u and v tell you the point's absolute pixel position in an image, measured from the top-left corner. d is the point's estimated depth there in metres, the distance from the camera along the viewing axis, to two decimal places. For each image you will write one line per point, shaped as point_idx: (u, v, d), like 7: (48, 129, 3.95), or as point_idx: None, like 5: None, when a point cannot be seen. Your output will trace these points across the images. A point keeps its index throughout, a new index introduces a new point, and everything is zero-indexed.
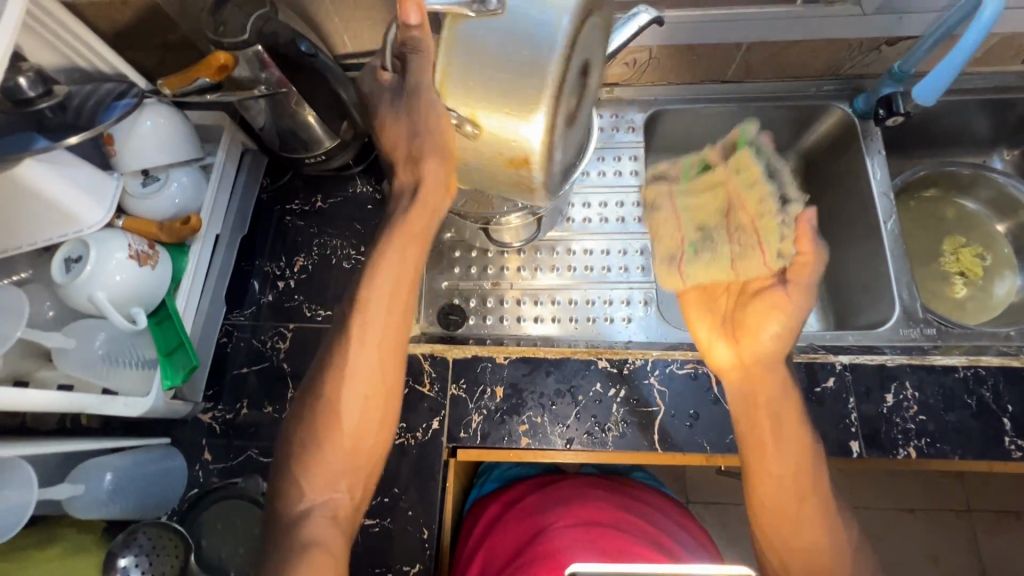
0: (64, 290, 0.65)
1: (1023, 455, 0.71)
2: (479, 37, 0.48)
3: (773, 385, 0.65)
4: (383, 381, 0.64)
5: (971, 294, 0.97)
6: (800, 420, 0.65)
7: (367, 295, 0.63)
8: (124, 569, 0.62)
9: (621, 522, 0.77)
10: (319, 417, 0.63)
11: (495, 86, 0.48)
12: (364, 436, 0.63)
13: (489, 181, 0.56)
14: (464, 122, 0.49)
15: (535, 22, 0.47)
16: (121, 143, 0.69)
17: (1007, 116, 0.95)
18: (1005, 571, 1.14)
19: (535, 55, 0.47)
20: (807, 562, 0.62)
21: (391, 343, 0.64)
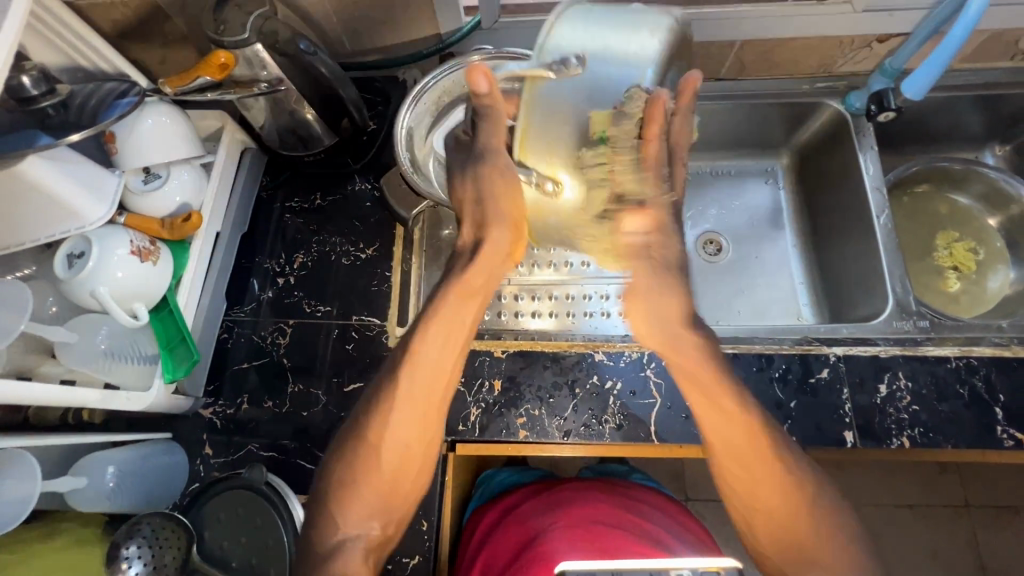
0: (66, 285, 0.65)
1: (1015, 444, 0.73)
2: (559, 101, 0.53)
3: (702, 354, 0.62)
4: (427, 427, 0.65)
5: (964, 288, 0.98)
6: (735, 388, 0.62)
7: (418, 346, 0.63)
8: (127, 560, 0.63)
9: (617, 519, 0.74)
10: (359, 457, 0.63)
11: (577, 147, 0.54)
12: (404, 475, 0.64)
13: (566, 230, 0.62)
14: (545, 179, 0.57)
15: (615, 77, 0.52)
16: (122, 141, 0.70)
17: (998, 112, 0.96)
18: (1003, 566, 1.15)
19: (608, 112, 0.52)
20: (770, 523, 0.62)
21: (438, 393, 0.65)
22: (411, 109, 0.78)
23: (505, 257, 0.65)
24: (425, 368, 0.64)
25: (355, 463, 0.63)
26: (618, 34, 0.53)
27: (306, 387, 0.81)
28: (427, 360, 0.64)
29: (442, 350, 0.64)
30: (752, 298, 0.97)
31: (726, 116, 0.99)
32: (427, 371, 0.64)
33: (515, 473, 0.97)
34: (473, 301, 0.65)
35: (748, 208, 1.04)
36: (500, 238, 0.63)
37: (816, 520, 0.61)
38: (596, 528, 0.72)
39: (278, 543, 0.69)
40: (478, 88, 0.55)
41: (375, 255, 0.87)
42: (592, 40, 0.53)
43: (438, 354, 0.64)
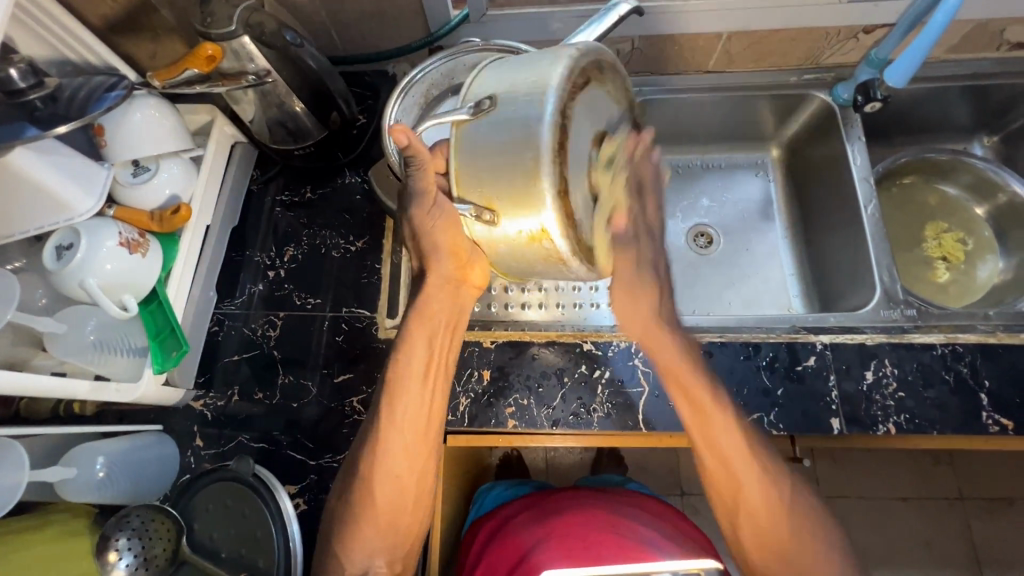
0: (55, 277, 0.66)
1: (999, 430, 0.74)
2: (479, 140, 0.50)
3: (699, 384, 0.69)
4: (415, 460, 0.69)
5: (953, 277, 0.99)
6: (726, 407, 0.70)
7: (396, 381, 0.68)
8: (117, 551, 0.65)
9: (607, 524, 0.74)
10: (356, 494, 0.68)
11: (502, 179, 0.49)
12: (401, 514, 0.69)
13: (520, 261, 0.55)
14: (481, 211, 0.51)
15: (523, 107, 0.48)
16: (111, 134, 0.71)
17: (986, 102, 0.97)
18: (997, 557, 1.15)
19: (528, 137, 0.47)
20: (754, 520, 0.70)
21: (422, 428, 0.68)
22: (400, 101, 0.77)
23: (459, 284, 0.70)
24: (407, 403, 0.68)
25: (353, 506, 0.68)
26: (525, 74, 0.49)
27: (297, 378, 0.81)
28: (409, 398, 0.67)
29: (419, 386, 0.68)
30: (743, 289, 0.98)
31: (716, 108, 0.99)
32: (410, 419, 0.67)
33: (512, 486, 0.96)
34: (437, 329, 0.69)
35: (737, 201, 1.05)
36: (441, 263, 0.66)
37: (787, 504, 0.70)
38: (585, 535, 0.72)
39: (268, 536, 0.69)
40: (399, 144, 0.54)
41: (365, 247, 0.88)
42: (504, 82, 0.50)
43: (421, 386, 0.68)
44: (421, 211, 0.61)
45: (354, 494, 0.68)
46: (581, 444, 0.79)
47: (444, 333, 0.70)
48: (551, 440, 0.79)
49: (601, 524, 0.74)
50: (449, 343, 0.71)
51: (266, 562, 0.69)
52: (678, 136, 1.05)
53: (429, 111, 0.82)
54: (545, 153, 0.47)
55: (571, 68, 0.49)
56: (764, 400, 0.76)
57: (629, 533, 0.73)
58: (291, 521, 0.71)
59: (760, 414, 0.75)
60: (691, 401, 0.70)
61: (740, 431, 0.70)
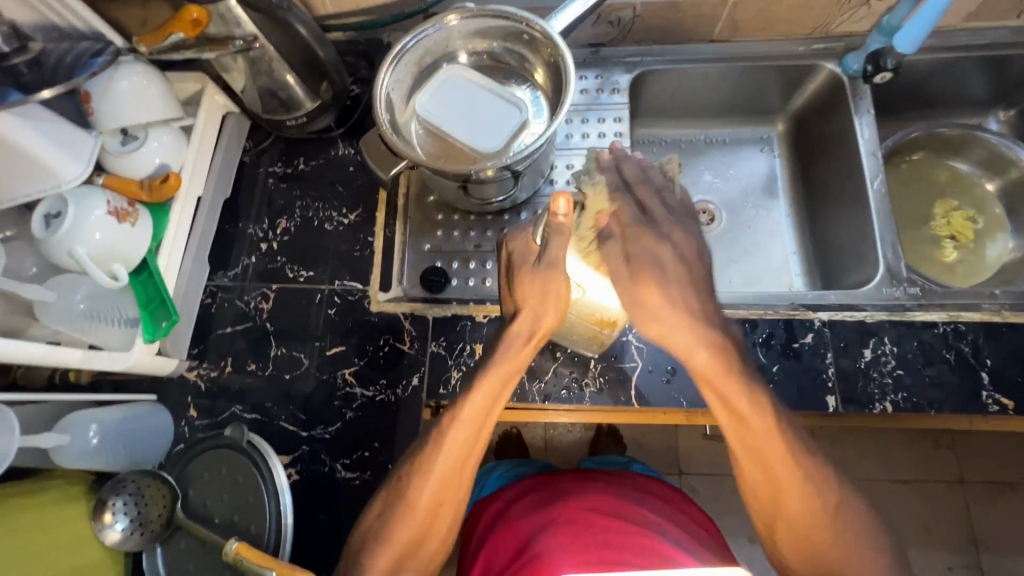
0: (44, 245, 0.65)
1: (999, 409, 0.73)
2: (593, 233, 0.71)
3: (755, 421, 0.61)
4: (457, 488, 0.64)
5: (961, 257, 0.96)
6: (785, 444, 0.62)
7: (461, 412, 0.63)
8: (113, 514, 0.68)
9: (612, 506, 0.69)
10: (396, 517, 0.63)
11: (609, 286, 0.67)
12: (433, 537, 0.64)
13: (567, 330, 0.73)
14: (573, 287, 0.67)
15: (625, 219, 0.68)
16: (98, 101, 0.70)
17: (1003, 74, 0.93)
18: (997, 541, 1.15)
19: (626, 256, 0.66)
20: (804, 544, 0.63)
21: (474, 457, 0.64)
22: (391, 70, 0.75)
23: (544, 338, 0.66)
24: (468, 426, 0.63)
25: (390, 524, 0.63)
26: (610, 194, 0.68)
27: (290, 350, 0.81)
28: (469, 418, 0.63)
29: (487, 406, 0.64)
30: (745, 266, 0.96)
31: (720, 80, 0.95)
32: (461, 442, 0.63)
33: (517, 464, 0.91)
34: (517, 374, 0.65)
35: (742, 176, 1.02)
36: (553, 321, 0.64)
37: (847, 533, 0.62)
38: (593, 522, 0.66)
39: (259, 503, 0.70)
40: (558, 208, 0.59)
41: (358, 220, 0.87)
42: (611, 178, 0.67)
43: (483, 415, 0.64)
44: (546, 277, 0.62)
45: (391, 516, 0.63)
46: (574, 416, 0.80)
47: (519, 372, 0.65)
48: (544, 413, 0.79)
49: (609, 508, 0.68)
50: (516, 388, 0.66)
51: (258, 528, 0.70)
52: (681, 108, 1.01)
53: (423, 80, 0.81)
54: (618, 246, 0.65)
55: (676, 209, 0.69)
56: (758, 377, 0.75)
57: (639, 519, 0.67)
58: (283, 490, 0.70)
59: None
60: (719, 393, 0.62)
61: (776, 432, 0.62)
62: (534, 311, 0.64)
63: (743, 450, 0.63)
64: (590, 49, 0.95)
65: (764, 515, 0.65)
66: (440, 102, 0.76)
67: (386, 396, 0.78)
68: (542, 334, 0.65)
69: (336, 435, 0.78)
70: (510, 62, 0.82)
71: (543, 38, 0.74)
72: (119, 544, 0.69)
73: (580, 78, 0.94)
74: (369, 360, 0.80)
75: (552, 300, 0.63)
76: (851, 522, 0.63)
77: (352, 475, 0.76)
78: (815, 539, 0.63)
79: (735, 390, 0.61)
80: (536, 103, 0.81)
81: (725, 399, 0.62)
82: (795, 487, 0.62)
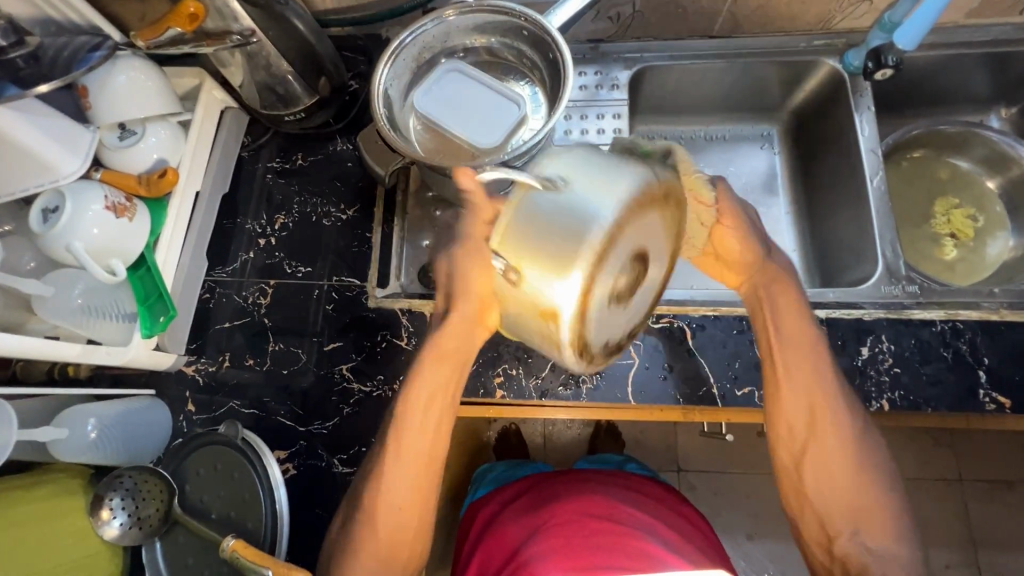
0: (41, 240, 0.65)
1: (996, 408, 0.73)
2: (529, 207, 0.47)
3: (801, 339, 0.68)
4: (418, 491, 0.66)
5: (961, 255, 0.96)
6: (820, 371, 0.68)
7: (402, 414, 0.65)
8: (111, 510, 0.68)
9: (603, 508, 0.68)
10: (362, 519, 0.65)
11: (530, 279, 0.47)
12: (401, 544, 0.66)
13: (523, 331, 0.54)
14: (509, 270, 0.48)
15: (581, 213, 0.46)
16: (95, 95, 0.70)
17: (1006, 72, 0.92)
18: (994, 539, 1.15)
19: (584, 229, 0.46)
20: (826, 479, 0.67)
21: (424, 455, 0.66)
22: (389, 66, 0.74)
23: (474, 324, 0.61)
24: (411, 430, 0.65)
25: (359, 530, 0.65)
26: (608, 174, 0.48)
27: (288, 346, 0.81)
28: (414, 419, 0.65)
29: (427, 402, 0.65)
30: None
31: (720, 76, 0.95)
32: (411, 446, 0.65)
33: (513, 465, 0.91)
34: (451, 363, 0.64)
35: (742, 174, 1.01)
36: (464, 305, 0.59)
37: (863, 476, 0.67)
38: (583, 525, 0.66)
39: (255, 498, 0.70)
40: (465, 184, 0.54)
41: (356, 216, 0.87)
42: (583, 165, 0.48)
43: (423, 413, 0.65)
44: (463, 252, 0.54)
45: (358, 523, 0.65)
46: (572, 413, 0.80)
47: (453, 359, 0.64)
48: (541, 408, 0.79)
49: (600, 509, 0.68)
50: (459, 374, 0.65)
51: (254, 523, 0.70)
52: (681, 104, 1.01)
53: (421, 75, 0.80)
54: (605, 231, 0.46)
55: (638, 191, 0.47)
56: (756, 374, 0.75)
57: (632, 521, 0.67)
58: (278, 487, 0.71)
59: (751, 388, 0.75)
60: (776, 318, 0.69)
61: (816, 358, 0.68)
62: (453, 305, 0.60)
63: (788, 378, 0.68)
64: (590, 44, 0.95)
65: (793, 457, 0.69)
66: (438, 97, 0.76)
67: (383, 391, 0.79)
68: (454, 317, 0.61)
69: (333, 430, 0.78)
70: (508, 58, 0.82)
71: (541, 33, 0.74)
72: (118, 539, 0.69)
73: (579, 74, 0.94)
74: (366, 355, 0.80)
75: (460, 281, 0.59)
76: (868, 467, 0.67)
77: (349, 470, 0.76)
78: (840, 482, 0.67)
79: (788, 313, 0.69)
80: (534, 99, 0.81)
81: (780, 324, 0.69)
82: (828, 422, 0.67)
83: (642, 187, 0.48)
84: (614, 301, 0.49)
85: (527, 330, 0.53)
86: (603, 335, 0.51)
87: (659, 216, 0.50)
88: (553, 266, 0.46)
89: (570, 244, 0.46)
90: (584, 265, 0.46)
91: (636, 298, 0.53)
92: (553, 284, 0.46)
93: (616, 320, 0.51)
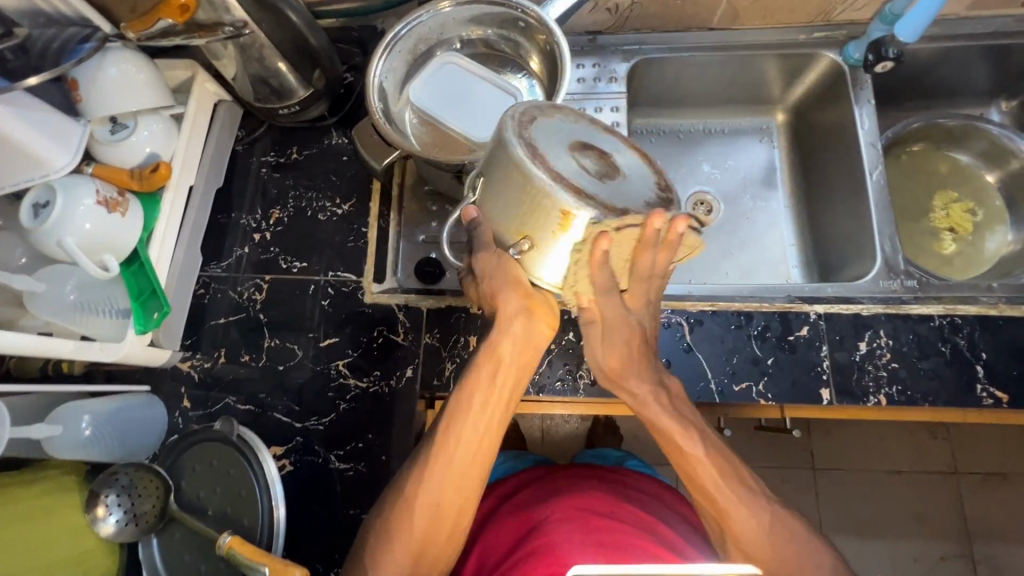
0: (33, 235, 0.65)
1: (993, 403, 0.73)
2: (492, 199, 0.54)
3: (688, 441, 0.62)
4: (467, 482, 0.62)
5: (960, 249, 0.95)
6: (726, 472, 0.61)
7: (458, 406, 0.62)
8: (107, 507, 0.68)
9: (605, 506, 0.68)
10: (394, 511, 0.62)
11: (534, 219, 0.51)
12: (433, 540, 0.62)
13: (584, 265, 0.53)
14: (522, 242, 0.53)
15: (497, 161, 0.51)
16: (85, 87, 0.68)
17: (1007, 63, 0.91)
18: (989, 532, 1.15)
19: (508, 166, 0.49)
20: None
21: (478, 450, 0.62)
22: (385, 58, 0.73)
23: (528, 316, 0.61)
24: (467, 427, 0.62)
25: (397, 519, 0.62)
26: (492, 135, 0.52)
27: (284, 341, 0.81)
28: (469, 416, 0.62)
29: (483, 403, 0.62)
30: (741, 258, 0.95)
31: (718, 68, 0.94)
32: (467, 439, 0.62)
33: (511, 459, 0.91)
34: (503, 366, 0.62)
35: (740, 168, 1.00)
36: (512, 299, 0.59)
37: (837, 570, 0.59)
38: (586, 520, 0.66)
39: (252, 495, 0.70)
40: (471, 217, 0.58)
41: (352, 210, 0.86)
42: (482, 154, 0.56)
43: (480, 409, 0.61)
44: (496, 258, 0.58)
45: (389, 511, 0.63)
46: (569, 407, 0.80)
47: (511, 364, 0.62)
48: (538, 404, 0.79)
49: (604, 507, 0.68)
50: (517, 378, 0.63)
51: (250, 520, 0.70)
52: (680, 98, 1.00)
53: (417, 68, 0.79)
54: (517, 150, 0.48)
55: (515, 114, 0.51)
56: (753, 369, 0.75)
57: (633, 519, 0.67)
58: (275, 483, 0.71)
59: (749, 384, 0.75)
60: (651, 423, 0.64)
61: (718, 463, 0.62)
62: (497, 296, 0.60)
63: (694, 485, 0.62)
64: (587, 37, 0.94)
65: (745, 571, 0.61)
66: (432, 91, 0.75)
67: (379, 387, 0.78)
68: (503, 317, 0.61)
69: (330, 426, 0.78)
70: (506, 50, 0.81)
71: (538, 25, 0.74)
72: (114, 536, 0.69)
73: (576, 67, 0.92)
74: (363, 351, 0.80)
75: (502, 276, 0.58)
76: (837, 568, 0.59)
77: (346, 466, 0.76)
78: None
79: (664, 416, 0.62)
80: (532, 91, 0.80)
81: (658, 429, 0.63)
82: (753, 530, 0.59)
83: (513, 112, 0.51)
84: (604, 173, 0.49)
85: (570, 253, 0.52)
86: (634, 199, 0.49)
87: (563, 119, 0.52)
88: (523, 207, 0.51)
89: (507, 186, 0.51)
90: (534, 165, 0.47)
91: (625, 167, 0.52)
92: (541, 225, 0.50)
93: (630, 188, 0.49)
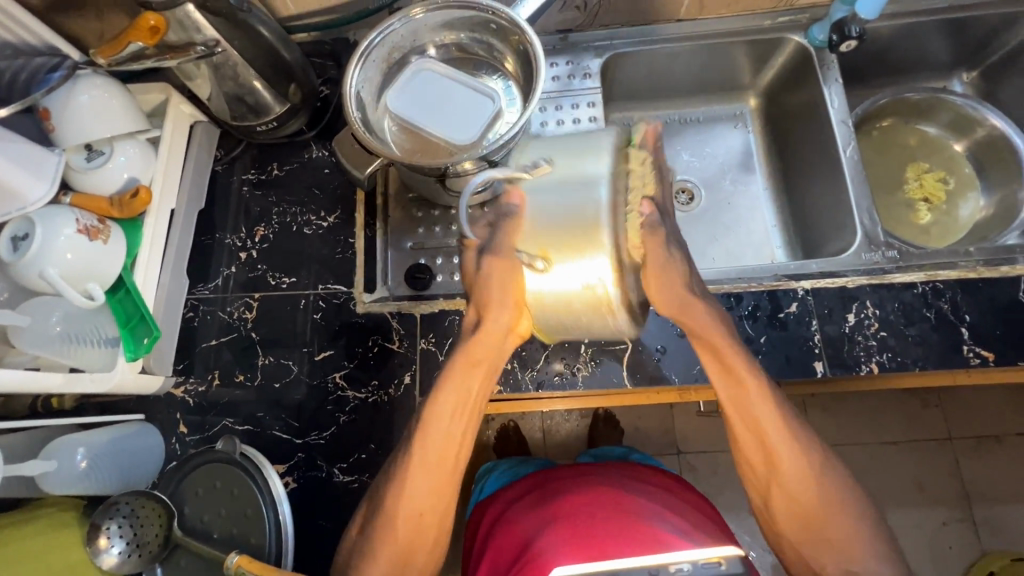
0: (13, 269, 0.63)
1: (980, 362, 0.75)
2: (542, 197, 0.56)
3: (756, 402, 0.64)
4: (441, 495, 0.64)
5: (935, 218, 0.98)
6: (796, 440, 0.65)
7: (431, 413, 0.63)
8: (108, 538, 0.65)
9: (614, 500, 0.68)
10: (377, 528, 0.63)
11: (567, 241, 0.53)
12: (418, 550, 0.63)
13: (568, 311, 0.56)
14: (535, 258, 0.55)
15: (577, 181, 0.54)
16: (57, 117, 0.67)
17: (965, 36, 0.94)
18: (986, 493, 1.18)
19: (586, 203, 0.53)
20: (797, 524, 0.64)
21: (450, 459, 0.64)
22: (360, 68, 0.73)
23: (507, 334, 0.62)
24: (437, 433, 0.63)
25: (377, 537, 0.63)
26: (581, 153, 0.56)
27: (278, 358, 0.80)
28: (441, 424, 0.63)
29: (455, 405, 0.63)
30: (726, 243, 0.97)
31: (687, 59, 0.96)
32: (440, 447, 0.63)
33: (517, 463, 0.92)
34: (484, 368, 0.63)
35: (718, 155, 1.02)
36: (499, 313, 0.59)
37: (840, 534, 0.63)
38: (594, 514, 0.66)
39: (257, 514, 0.70)
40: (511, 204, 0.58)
41: (337, 222, 0.86)
42: (556, 151, 0.58)
43: (450, 416, 0.63)
44: (495, 265, 0.57)
45: (375, 524, 0.63)
46: (570, 400, 0.80)
47: (484, 367, 0.63)
48: (539, 401, 0.80)
49: (601, 499, 0.68)
50: (486, 381, 0.65)
51: (258, 538, 0.69)
52: (654, 90, 1.02)
53: (392, 76, 0.80)
54: (603, 204, 0.53)
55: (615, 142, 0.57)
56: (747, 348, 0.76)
57: (642, 509, 0.67)
58: (281, 500, 0.71)
59: None
60: (728, 373, 0.65)
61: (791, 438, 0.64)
62: (482, 310, 0.60)
63: (777, 452, 0.64)
64: (558, 36, 0.95)
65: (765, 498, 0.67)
66: (410, 98, 0.75)
67: (378, 397, 0.78)
68: (489, 326, 0.61)
69: (331, 439, 0.77)
70: (479, 53, 0.82)
71: (510, 26, 0.74)
72: (116, 569, 0.66)
73: (550, 65, 0.94)
74: (359, 361, 0.79)
75: (497, 286, 0.58)
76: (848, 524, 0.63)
77: (350, 478, 0.76)
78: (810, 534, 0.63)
79: (737, 361, 0.64)
80: (508, 92, 0.81)
81: (733, 378, 0.64)
82: (794, 477, 0.64)
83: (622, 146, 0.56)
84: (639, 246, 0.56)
85: (580, 286, 0.54)
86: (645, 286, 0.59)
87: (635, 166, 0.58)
88: (574, 231, 0.53)
89: (577, 209, 0.53)
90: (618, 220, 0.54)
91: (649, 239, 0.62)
92: (580, 262, 0.53)
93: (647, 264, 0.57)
